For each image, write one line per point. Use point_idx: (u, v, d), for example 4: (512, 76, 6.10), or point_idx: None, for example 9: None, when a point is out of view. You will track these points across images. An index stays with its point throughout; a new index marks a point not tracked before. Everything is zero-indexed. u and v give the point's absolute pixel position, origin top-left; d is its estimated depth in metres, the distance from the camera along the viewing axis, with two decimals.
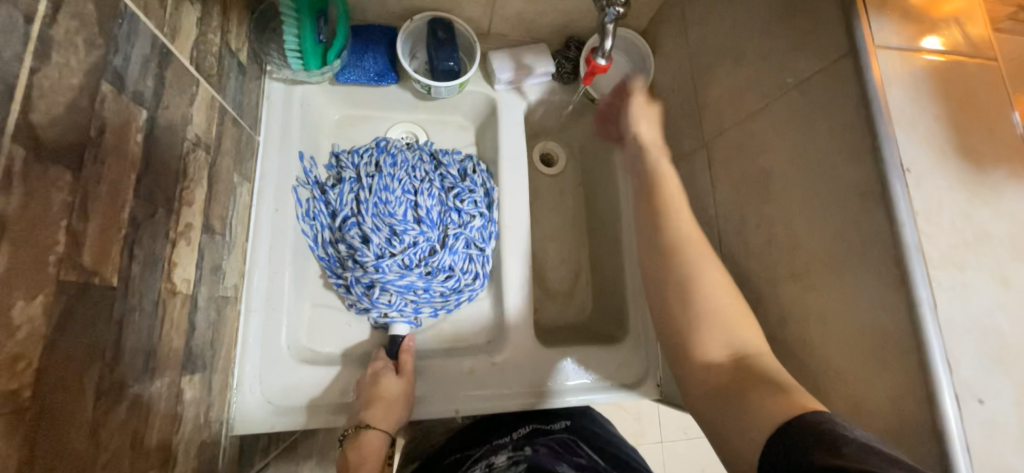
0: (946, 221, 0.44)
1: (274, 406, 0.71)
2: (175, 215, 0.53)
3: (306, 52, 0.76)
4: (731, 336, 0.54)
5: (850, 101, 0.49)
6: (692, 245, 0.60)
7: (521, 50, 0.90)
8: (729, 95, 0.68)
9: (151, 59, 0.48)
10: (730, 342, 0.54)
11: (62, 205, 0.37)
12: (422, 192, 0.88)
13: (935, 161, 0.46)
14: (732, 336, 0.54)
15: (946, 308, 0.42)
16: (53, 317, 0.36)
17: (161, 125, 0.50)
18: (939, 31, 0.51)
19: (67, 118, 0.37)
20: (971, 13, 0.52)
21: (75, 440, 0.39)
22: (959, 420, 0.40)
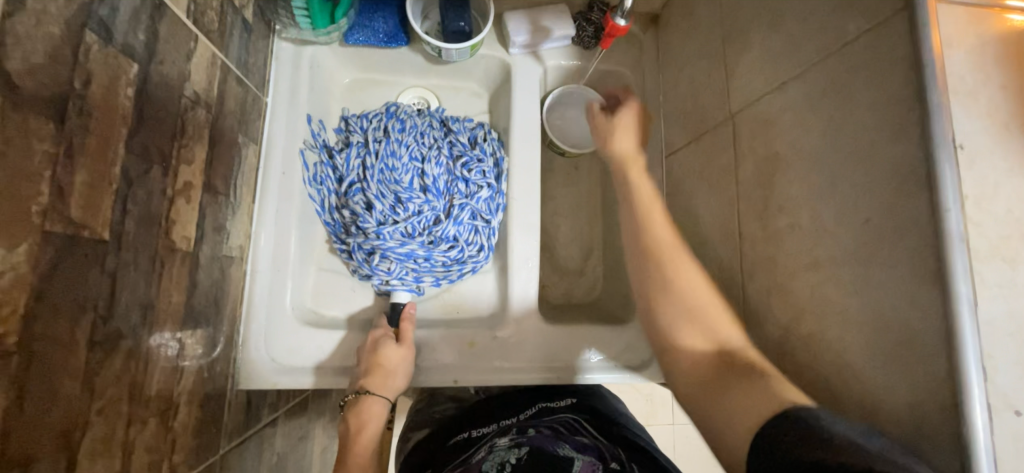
0: (1000, 208, 0.38)
1: (278, 365, 0.73)
2: (173, 173, 0.53)
3: (312, 11, 0.73)
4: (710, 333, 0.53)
5: (898, 66, 0.43)
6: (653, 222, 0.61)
7: (539, 11, 0.85)
8: (761, 62, 0.61)
9: (142, 11, 0.47)
10: (709, 334, 0.53)
11: (44, 156, 0.37)
12: (429, 159, 0.85)
13: (995, 138, 0.39)
14: (711, 330, 0.53)
15: (988, 307, 0.37)
16: (39, 266, 0.37)
17: (155, 80, 0.49)
18: None
19: (48, 67, 0.37)
20: None
21: (65, 388, 0.40)
22: (990, 432, 0.35)
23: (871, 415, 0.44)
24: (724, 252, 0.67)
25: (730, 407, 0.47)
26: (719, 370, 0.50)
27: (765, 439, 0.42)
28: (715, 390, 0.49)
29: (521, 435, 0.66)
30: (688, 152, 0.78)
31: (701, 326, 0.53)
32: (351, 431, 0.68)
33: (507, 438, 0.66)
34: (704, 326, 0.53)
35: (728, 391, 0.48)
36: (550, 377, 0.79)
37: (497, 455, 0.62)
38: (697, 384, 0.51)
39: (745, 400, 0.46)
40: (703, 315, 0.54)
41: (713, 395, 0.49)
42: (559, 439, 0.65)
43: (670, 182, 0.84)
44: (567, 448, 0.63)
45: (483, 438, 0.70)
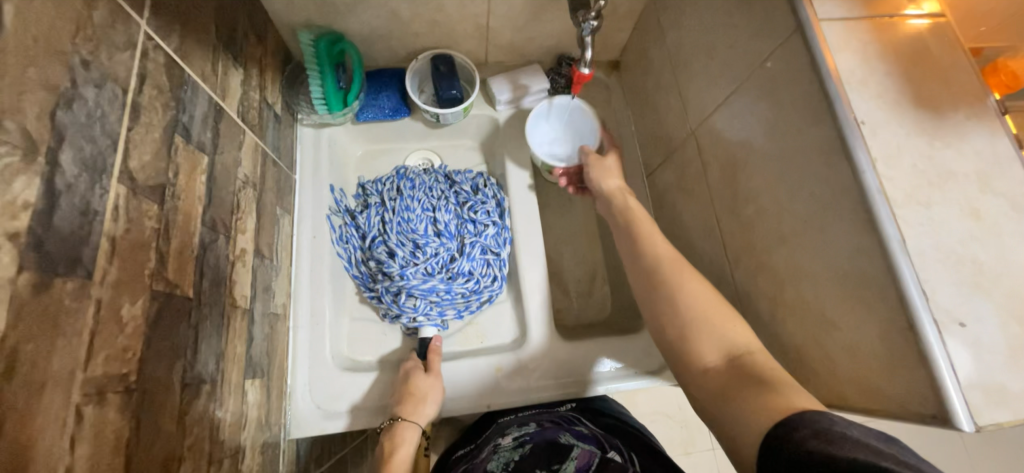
0: (907, 164, 0.48)
1: (323, 410, 0.79)
2: (233, 241, 0.64)
3: (328, 95, 0.88)
4: (723, 345, 0.56)
5: (803, 71, 0.54)
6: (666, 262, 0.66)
7: (517, 72, 1.00)
8: (706, 85, 0.74)
9: (208, 115, 0.59)
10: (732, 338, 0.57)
11: (152, 231, 0.47)
12: (439, 208, 0.96)
13: (890, 112, 0.50)
14: (724, 341, 0.56)
15: (916, 241, 0.45)
16: (149, 317, 0.45)
17: (218, 167, 0.61)
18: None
19: (153, 164, 0.48)
20: None
21: (164, 423, 0.47)
22: (942, 343, 0.42)
23: (857, 353, 0.50)
24: (711, 247, 0.76)
25: (744, 413, 0.48)
26: (737, 373, 0.52)
27: (772, 436, 0.43)
28: (731, 394, 0.51)
29: (523, 433, 0.71)
30: (665, 168, 0.89)
31: (713, 337, 0.57)
32: (385, 454, 0.72)
33: (510, 437, 0.71)
34: (718, 338, 0.56)
35: (745, 396, 0.49)
36: (576, 390, 0.84)
37: (502, 454, 0.67)
38: (716, 393, 0.53)
39: (755, 404, 0.47)
40: (716, 329, 0.57)
41: (728, 399, 0.51)
42: (559, 429, 0.71)
43: (654, 198, 0.94)
44: (569, 435, 0.69)
45: (488, 441, 0.75)
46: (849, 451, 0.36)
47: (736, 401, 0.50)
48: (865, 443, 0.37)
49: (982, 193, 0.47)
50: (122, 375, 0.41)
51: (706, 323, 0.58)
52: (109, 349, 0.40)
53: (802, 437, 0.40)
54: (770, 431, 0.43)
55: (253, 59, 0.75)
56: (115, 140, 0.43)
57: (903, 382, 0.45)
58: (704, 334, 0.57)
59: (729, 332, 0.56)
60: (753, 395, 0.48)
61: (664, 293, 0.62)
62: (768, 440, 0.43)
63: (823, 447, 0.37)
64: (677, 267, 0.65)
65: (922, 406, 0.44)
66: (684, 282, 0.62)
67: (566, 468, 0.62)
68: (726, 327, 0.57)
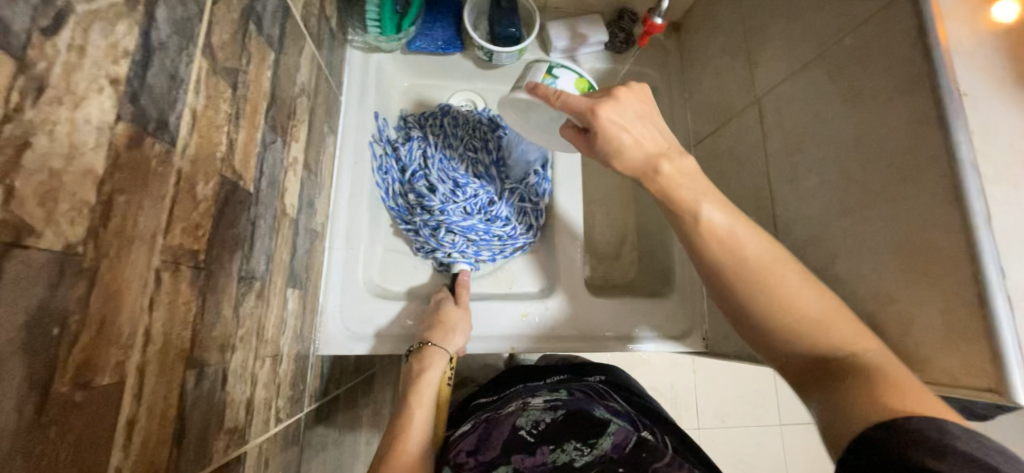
0: (1004, 140, 0.46)
1: (351, 333, 0.80)
2: (287, 148, 0.62)
3: (384, 20, 0.85)
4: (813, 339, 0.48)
5: (906, 37, 0.52)
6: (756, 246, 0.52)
7: (577, 20, 0.96)
8: (784, 51, 0.71)
9: (278, 10, 0.57)
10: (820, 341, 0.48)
11: (225, 114, 0.46)
12: (481, 150, 0.95)
13: (993, 87, 0.48)
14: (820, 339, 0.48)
15: (1001, 219, 0.44)
16: (217, 201, 0.45)
17: (281, 68, 0.59)
18: None
19: (230, 46, 0.46)
20: None
21: (223, 308, 0.47)
22: (1012, 319, 0.42)
23: (911, 325, 0.50)
24: (757, 219, 0.75)
25: (838, 415, 0.44)
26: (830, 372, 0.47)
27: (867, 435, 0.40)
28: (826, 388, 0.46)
29: (555, 398, 0.72)
30: (716, 137, 0.87)
31: (802, 331, 0.49)
32: (413, 374, 0.74)
33: (541, 398, 0.72)
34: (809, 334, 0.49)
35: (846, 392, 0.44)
36: (599, 345, 0.85)
37: (531, 413, 0.67)
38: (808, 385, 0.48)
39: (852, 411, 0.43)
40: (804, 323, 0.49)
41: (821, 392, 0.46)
42: (593, 402, 0.71)
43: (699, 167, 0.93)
44: (603, 410, 0.68)
45: (515, 398, 0.76)
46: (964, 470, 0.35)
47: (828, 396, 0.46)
48: (976, 459, 0.35)
49: None
50: (193, 251, 0.41)
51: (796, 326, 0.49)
52: (184, 221, 0.40)
53: (904, 445, 0.38)
54: (867, 430, 0.40)
55: None
56: (201, 9, 0.41)
57: (960, 356, 0.45)
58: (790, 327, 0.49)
59: (825, 330, 0.48)
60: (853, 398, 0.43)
61: None
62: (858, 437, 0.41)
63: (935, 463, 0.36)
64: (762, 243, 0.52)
65: (977, 379, 0.44)
66: (770, 267, 0.50)
67: (601, 443, 0.60)
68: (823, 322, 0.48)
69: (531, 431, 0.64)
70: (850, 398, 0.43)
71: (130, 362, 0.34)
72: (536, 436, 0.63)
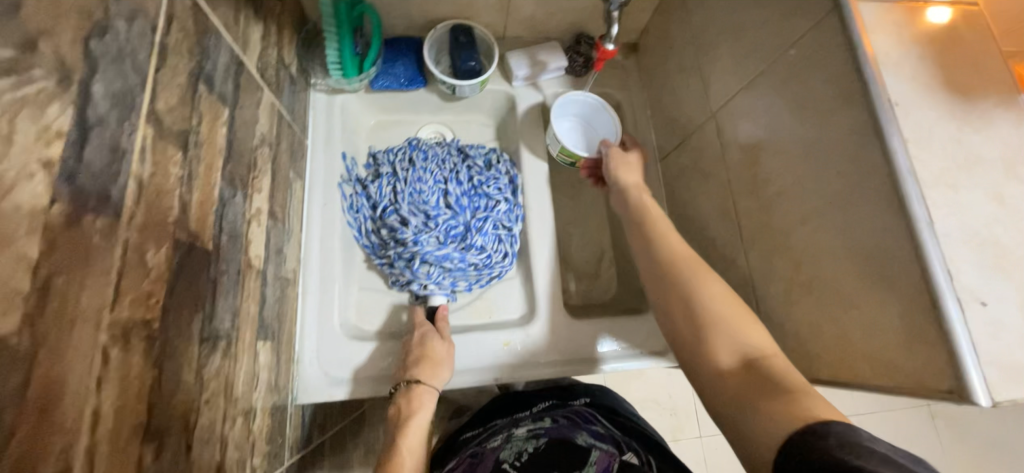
0: (937, 146, 0.48)
1: (330, 378, 0.79)
2: (249, 200, 0.62)
3: (345, 63, 0.86)
4: (739, 348, 0.57)
5: (839, 52, 0.54)
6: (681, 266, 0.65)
7: (535, 48, 0.99)
8: (732, 67, 0.74)
9: (230, 67, 0.58)
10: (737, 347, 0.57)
11: (176, 177, 0.46)
12: (451, 181, 0.96)
13: (922, 94, 0.50)
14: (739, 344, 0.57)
15: (942, 222, 0.45)
16: (172, 266, 0.44)
17: (238, 123, 0.59)
18: None
19: (179, 110, 0.46)
20: None
21: (184, 374, 0.46)
22: (963, 320, 0.43)
23: (874, 328, 0.51)
24: (724, 230, 0.77)
25: (760, 417, 0.49)
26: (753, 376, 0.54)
27: (794, 438, 0.45)
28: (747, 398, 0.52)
29: (538, 426, 0.72)
30: (680, 152, 0.89)
31: (730, 340, 0.57)
32: (403, 417, 0.71)
33: (524, 428, 0.72)
34: (735, 341, 0.57)
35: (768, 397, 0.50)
36: (582, 367, 0.85)
37: (514, 444, 0.68)
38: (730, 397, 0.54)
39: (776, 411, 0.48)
40: (732, 332, 0.58)
41: (744, 400, 0.52)
42: (576, 428, 0.71)
43: (667, 181, 0.94)
44: (585, 435, 0.68)
45: (501, 429, 0.75)
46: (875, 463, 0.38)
47: (752, 403, 0.51)
48: (890, 457, 0.39)
49: (1007, 180, 0.48)
50: (145, 321, 0.41)
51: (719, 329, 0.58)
52: (134, 292, 0.39)
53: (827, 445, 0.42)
54: (793, 432, 0.45)
55: (272, 14, 0.73)
56: (144, 79, 0.41)
57: (919, 359, 0.46)
58: (720, 335, 0.58)
59: (745, 337, 0.57)
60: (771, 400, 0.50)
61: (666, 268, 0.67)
62: (790, 442, 0.45)
63: (851, 458, 0.40)
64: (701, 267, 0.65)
65: (938, 381, 0.45)
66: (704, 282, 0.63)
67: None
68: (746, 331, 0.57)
69: (514, 463, 0.64)
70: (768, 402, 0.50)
71: (77, 448, 0.33)
72: (519, 467, 0.63)
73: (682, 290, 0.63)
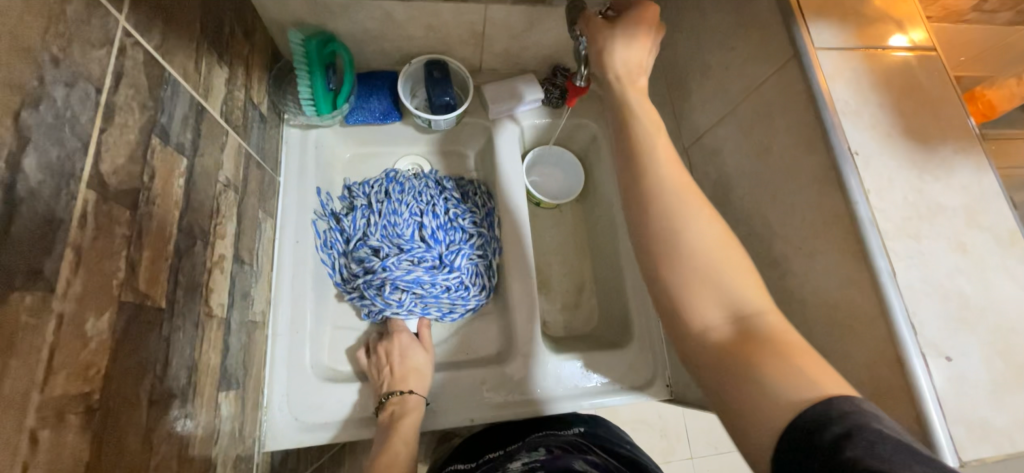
0: (898, 195, 0.48)
1: (300, 423, 0.76)
2: (210, 247, 0.61)
3: (317, 98, 0.85)
4: (725, 302, 0.47)
5: (800, 99, 0.54)
6: (670, 195, 0.49)
7: (512, 81, 0.99)
8: (701, 105, 0.74)
9: (189, 115, 0.57)
10: (726, 303, 0.47)
11: (123, 238, 0.44)
12: (427, 213, 0.95)
13: (882, 143, 0.50)
14: (727, 297, 0.47)
15: (906, 273, 0.45)
16: (116, 331, 0.43)
17: (198, 170, 0.58)
18: (903, 31, 0.55)
19: (127, 168, 0.45)
20: (917, 18, 0.56)
21: (128, 443, 0.44)
22: (929, 377, 0.42)
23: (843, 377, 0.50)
24: None
25: (757, 399, 0.41)
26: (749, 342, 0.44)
27: (796, 423, 0.37)
28: (735, 367, 0.43)
29: (534, 459, 0.65)
30: None
31: (715, 290, 0.47)
32: (391, 422, 0.74)
33: (518, 462, 0.65)
34: (721, 292, 0.47)
35: (763, 363, 0.42)
36: (562, 405, 0.83)
37: None
38: (714, 363, 0.45)
39: (784, 380, 0.40)
40: (719, 278, 0.47)
41: (735, 367, 0.43)
42: (573, 456, 0.64)
43: None
44: (583, 462, 0.62)
45: (497, 466, 0.68)
46: (895, 460, 0.31)
47: (749, 374, 0.42)
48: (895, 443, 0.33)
49: (968, 227, 0.48)
50: (84, 395, 0.39)
51: (707, 272, 0.47)
52: (70, 366, 0.38)
53: (830, 442, 0.34)
54: (788, 425, 0.38)
55: (239, 56, 0.72)
56: (85, 143, 0.40)
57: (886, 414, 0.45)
58: (705, 285, 0.47)
59: (731, 282, 0.47)
60: (774, 373, 0.41)
61: (659, 205, 0.49)
62: (790, 433, 0.37)
63: (865, 455, 0.32)
64: (695, 192, 0.50)
65: None
66: (693, 215, 0.49)
67: None
68: (732, 277, 0.47)
69: None
70: (769, 378, 0.41)
71: None
72: None
73: (661, 230, 0.48)
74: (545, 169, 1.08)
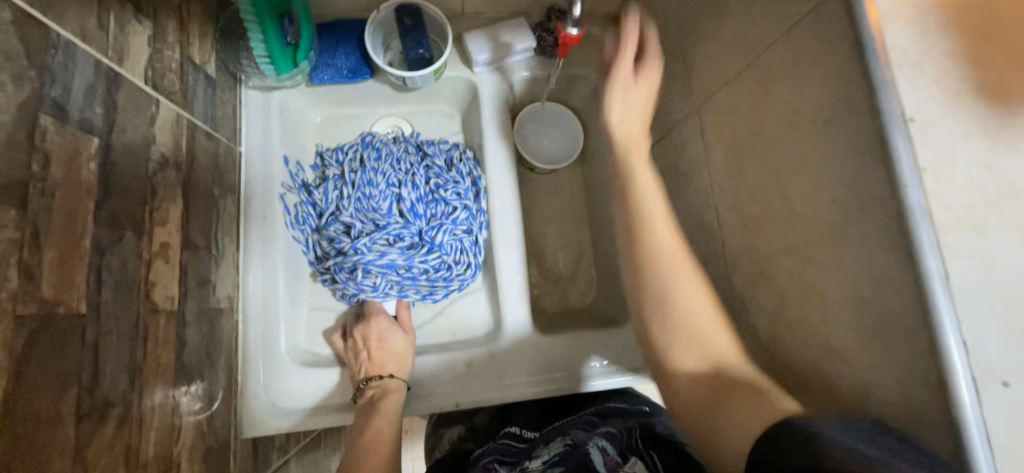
0: (961, 175, 0.37)
1: (278, 409, 0.73)
2: (147, 236, 0.54)
3: (274, 56, 0.75)
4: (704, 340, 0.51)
5: (843, 47, 0.42)
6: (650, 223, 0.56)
7: (498, 27, 0.85)
8: (717, 52, 0.61)
9: (97, 85, 0.48)
10: (706, 347, 0.51)
11: (9, 242, 0.38)
12: (406, 184, 0.86)
13: (945, 106, 0.39)
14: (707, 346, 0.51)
15: (961, 277, 0.36)
16: (15, 350, 0.37)
17: (118, 149, 0.50)
18: None
19: (4, 157, 0.38)
20: None
21: (56, 464, 0.41)
22: (977, 406, 0.34)
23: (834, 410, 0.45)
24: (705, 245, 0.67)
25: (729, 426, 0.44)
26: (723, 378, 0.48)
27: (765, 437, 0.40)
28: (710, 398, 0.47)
29: (552, 454, 0.59)
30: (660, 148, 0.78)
31: (696, 327, 0.51)
32: (373, 402, 0.70)
33: (537, 460, 0.59)
34: (698, 328, 0.51)
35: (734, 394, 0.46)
36: (557, 389, 0.78)
37: None
38: (694, 399, 0.49)
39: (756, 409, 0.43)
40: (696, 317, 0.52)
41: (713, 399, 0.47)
42: (589, 437, 0.60)
43: None
44: (599, 440, 0.58)
45: (515, 461, 0.63)
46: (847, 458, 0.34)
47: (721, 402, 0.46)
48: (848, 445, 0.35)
49: None
50: None
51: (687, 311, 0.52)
52: None
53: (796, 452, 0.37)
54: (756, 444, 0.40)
55: (168, 8, 0.62)
56: None
57: None
58: (685, 323, 0.51)
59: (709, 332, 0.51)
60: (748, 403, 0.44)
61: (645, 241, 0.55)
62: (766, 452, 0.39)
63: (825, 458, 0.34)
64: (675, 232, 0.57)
65: None
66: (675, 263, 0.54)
67: None
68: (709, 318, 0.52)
69: None
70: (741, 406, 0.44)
71: None
72: None
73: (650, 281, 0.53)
74: (539, 126, 0.95)
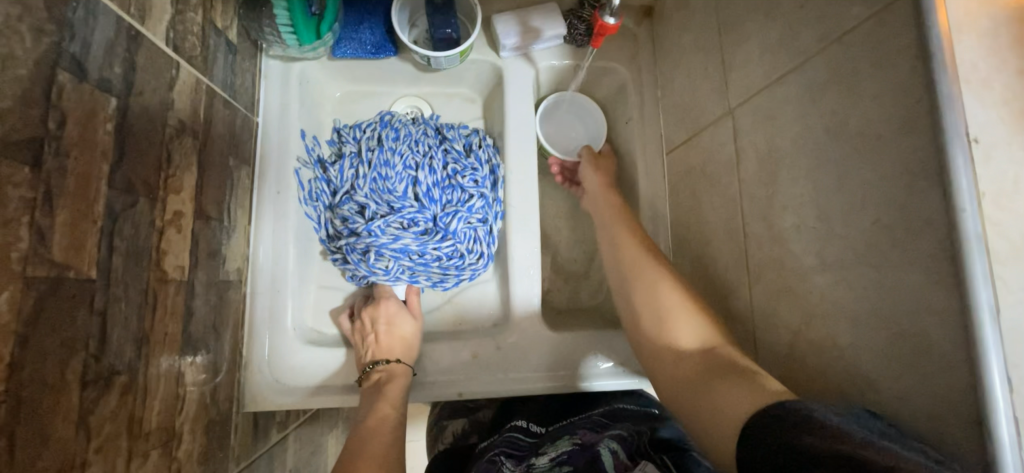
0: (1021, 205, 0.35)
1: (281, 385, 0.73)
2: (161, 204, 0.53)
3: (298, 25, 0.72)
4: (695, 332, 0.56)
5: (907, 58, 0.40)
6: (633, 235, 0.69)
7: (529, 11, 0.82)
8: (760, 54, 0.58)
9: (117, 44, 0.46)
10: (697, 336, 0.55)
11: (21, 201, 0.36)
12: (423, 167, 0.84)
13: (1011, 129, 0.37)
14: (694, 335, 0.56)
15: (1012, 312, 0.34)
16: (22, 312, 0.36)
17: (135, 112, 0.49)
18: None
19: (18, 113, 0.36)
20: None
21: (59, 429, 0.40)
22: (1018, 449, 0.33)
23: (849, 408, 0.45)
24: (728, 254, 0.65)
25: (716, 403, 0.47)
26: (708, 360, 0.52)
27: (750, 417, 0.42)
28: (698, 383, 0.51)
29: (559, 452, 0.59)
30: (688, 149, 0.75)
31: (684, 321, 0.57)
32: (377, 386, 0.69)
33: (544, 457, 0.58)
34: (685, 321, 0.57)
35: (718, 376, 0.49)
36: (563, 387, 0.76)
37: None
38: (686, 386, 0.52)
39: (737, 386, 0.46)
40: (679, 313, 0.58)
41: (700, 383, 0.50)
42: (598, 439, 0.59)
43: (671, 180, 0.81)
44: (611, 444, 0.57)
45: (522, 458, 0.62)
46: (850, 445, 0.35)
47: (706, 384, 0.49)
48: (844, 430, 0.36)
49: None
50: None
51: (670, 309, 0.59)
52: None
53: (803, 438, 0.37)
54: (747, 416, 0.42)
55: None
56: None
57: None
58: (671, 316, 0.58)
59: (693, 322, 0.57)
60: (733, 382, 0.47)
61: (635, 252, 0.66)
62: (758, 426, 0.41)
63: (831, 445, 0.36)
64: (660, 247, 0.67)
65: None
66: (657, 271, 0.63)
67: None
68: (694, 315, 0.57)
69: None
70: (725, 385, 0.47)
71: None
72: None
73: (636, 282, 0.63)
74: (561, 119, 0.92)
